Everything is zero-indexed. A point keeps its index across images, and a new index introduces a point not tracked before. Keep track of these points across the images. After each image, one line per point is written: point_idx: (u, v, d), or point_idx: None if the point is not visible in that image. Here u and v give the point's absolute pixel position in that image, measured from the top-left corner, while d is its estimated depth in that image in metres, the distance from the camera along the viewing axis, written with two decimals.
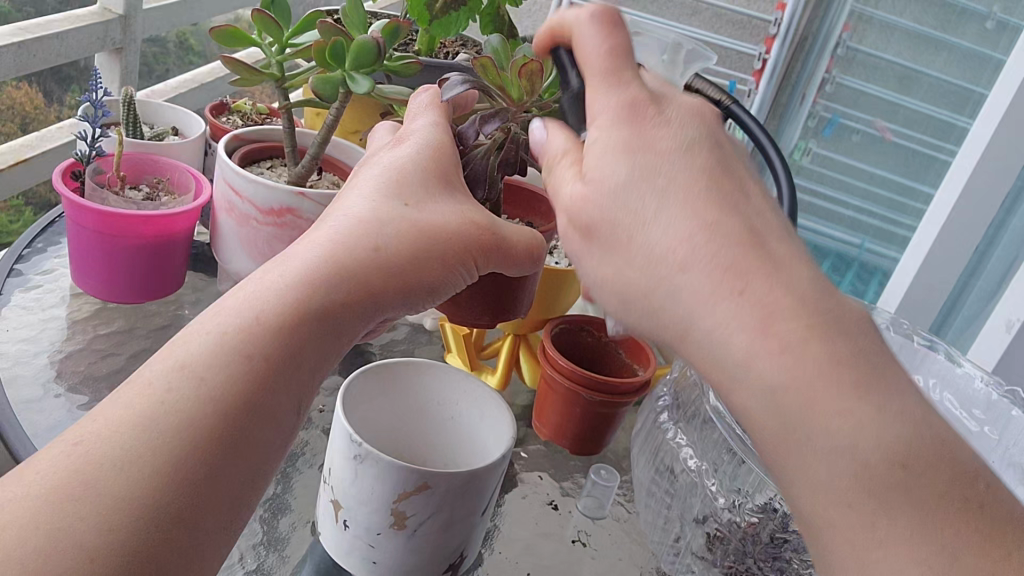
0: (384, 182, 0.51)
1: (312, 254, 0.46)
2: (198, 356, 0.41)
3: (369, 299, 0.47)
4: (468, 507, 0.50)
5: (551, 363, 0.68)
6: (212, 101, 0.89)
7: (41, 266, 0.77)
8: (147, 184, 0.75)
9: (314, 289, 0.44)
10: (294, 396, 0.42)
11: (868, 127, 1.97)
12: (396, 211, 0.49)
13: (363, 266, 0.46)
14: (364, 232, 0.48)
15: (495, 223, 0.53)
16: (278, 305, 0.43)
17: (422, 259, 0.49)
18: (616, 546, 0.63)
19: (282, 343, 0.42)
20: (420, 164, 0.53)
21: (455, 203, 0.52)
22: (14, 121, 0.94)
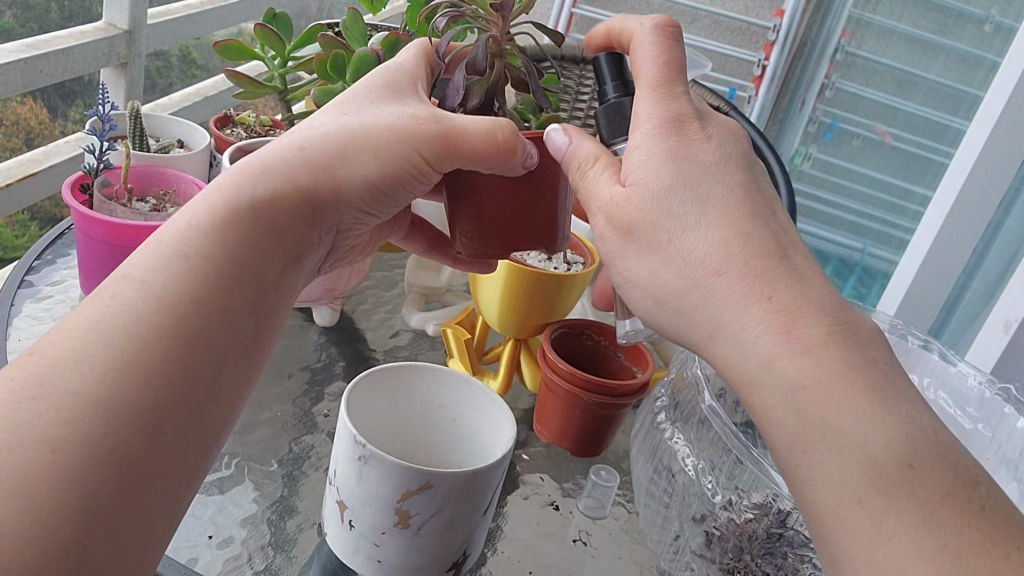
0: (334, 102, 0.53)
1: (248, 161, 0.50)
2: (147, 266, 0.43)
3: (300, 197, 0.49)
4: (470, 507, 0.52)
5: (551, 366, 0.69)
6: (216, 114, 0.91)
7: (50, 277, 0.78)
8: (154, 196, 0.77)
9: (237, 186, 0.47)
10: (238, 288, 0.44)
11: (868, 131, 1.99)
12: (334, 126, 0.51)
13: (287, 169, 0.49)
14: (297, 140, 0.50)
15: (441, 115, 0.51)
16: (202, 202, 0.47)
17: (350, 159, 0.51)
18: (615, 545, 0.65)
19: (214, 238, 0.45)
20: (371, 78, 0.53)
21: (395, 105, 0.52)
22: (19, 136, 0.96)
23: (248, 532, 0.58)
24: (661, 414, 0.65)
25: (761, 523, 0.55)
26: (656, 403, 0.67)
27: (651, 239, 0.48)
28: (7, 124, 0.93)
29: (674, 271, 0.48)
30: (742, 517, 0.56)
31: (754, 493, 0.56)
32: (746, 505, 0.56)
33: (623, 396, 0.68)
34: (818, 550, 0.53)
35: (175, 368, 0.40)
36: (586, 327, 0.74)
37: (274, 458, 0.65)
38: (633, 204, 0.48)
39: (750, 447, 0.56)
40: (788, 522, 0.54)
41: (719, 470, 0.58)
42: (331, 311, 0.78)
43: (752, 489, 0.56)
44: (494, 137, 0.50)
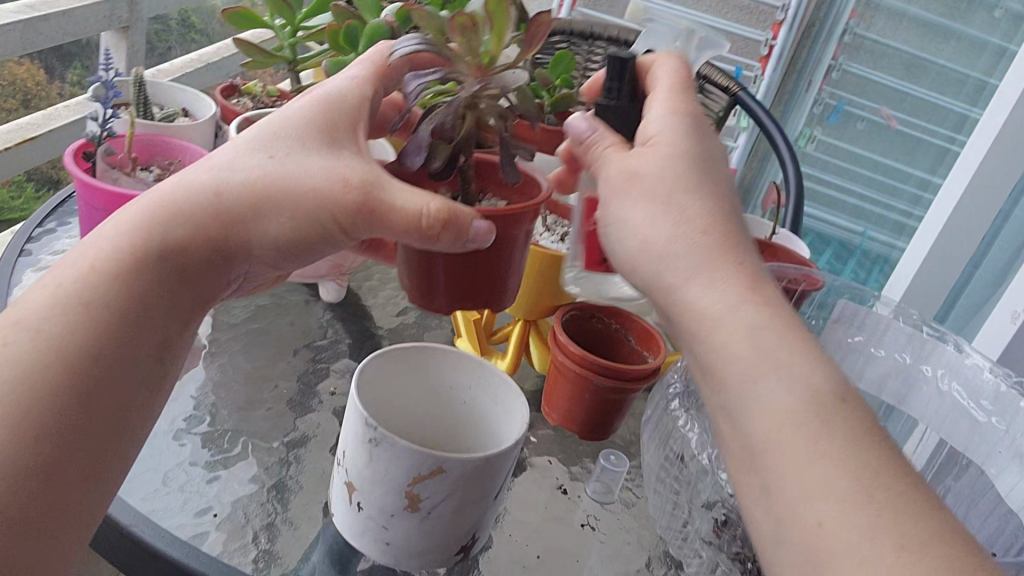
0: (260, 135, 0.51)
1: (159, 197, 0.49)
2: (38, 311, 0.44)
3: (213, 248, 0.49)
4: (482, 491, 0.51)
5: (563, 348, 0.68)
6: (223, 83, 0.89)
7: (52, 246, 0.77)
8: (159, 166, 0.76)
9: (149, 236, 0.47)
10: (144, 344, 0.46)
11: (873, 114, 1.95)
12: (252, 169, 0.49)
13: (202, 215, 0.48)
14: (215, 179, 0.49)
15: (368, 185, 0.49)
16: (110, 254, 0.46)
17: (266, 214, 0.49)
18: (623, 531, 0.64)
19: (115, 291, 0.45)
20: (301, 118, 0.52)
21: (327, 158, 0.50)
22: (16, 97, 0.94)
23: (254, 511, 0.57)
24: (674, 401, 0.64)
25: None
26: (669, 390, 0.65)
27: (649, 183, 0.50)
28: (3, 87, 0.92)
29: (671, 224, 0.49)
30: None
31: None
32: None
33: (633, 381, 0.67)
34: None
35: (67, 420, 0.42)
36: (597, 310, 0.73)
37: (281, 435, 0.64)
38: (648, 156, 0.51)
39: None
40: None
41: None
42: (337, 287, 0.77)
43: None
44: (422, 214, 0.48)
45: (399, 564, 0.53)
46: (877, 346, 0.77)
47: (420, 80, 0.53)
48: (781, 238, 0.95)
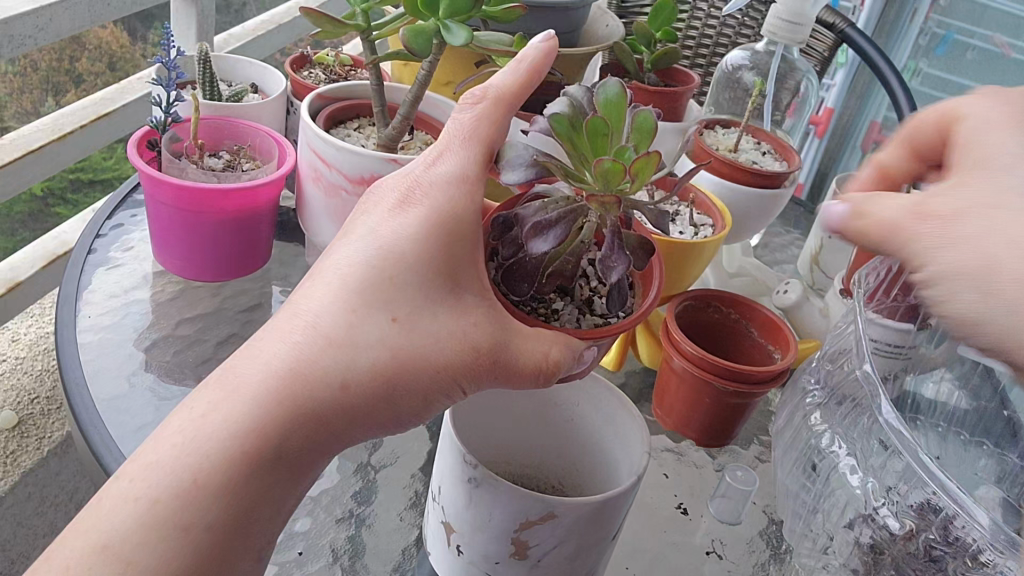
0: (370, 280, 0.41)
1: (269, 385, 0.39)
2: (126, 531, 0.36)
3: (324, 435, 0.40)
4: (600, 535, 0.44)
5: (677, 348, 0.59)
6: (293, 53, 0.82)
7: (122, 241, 0.72)
8: (228, 151, 0.70)
9: (261, 440, 0.38)
10: (251, 551, 0.39)
11: (986, 43, 1.54)
12: (376, 339, 0.40)
13: (322, 411, 0.39)
14: (332, 365, 0.39)
15: (497, 339, 0.42)
16: (213, 464, 0.38)
17: (395, 393, 0.41)
18: (755, 557, 0.56)
19: (225, 508, 0.38)
20: (420, 253, 0.41)
21: (452, 317, 0.41)
22: (102, 60, 0.99)
23: (343, 545, 0.52)
24: (817, 414, 0.56)
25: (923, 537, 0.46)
26: (808, 399, 0.58)
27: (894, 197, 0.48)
28: (89, 49, 0.96)
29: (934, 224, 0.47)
30: (901, 528, 0.47)
31: (915, 495, 0.47)
32: (908, 509, 0.47)
33: (761, 384, 0.57)
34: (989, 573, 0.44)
35: None
36: (714, 298, 0.63)
37: (369, 452, 0.58)
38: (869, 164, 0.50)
39: (925, 460, 0.45)
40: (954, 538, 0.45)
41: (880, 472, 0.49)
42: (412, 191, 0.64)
43: (911, 490, 0.47)
44: (548, 367, 0.43)
45: None
46: None
47: (548, 239, 0.43)
48: None
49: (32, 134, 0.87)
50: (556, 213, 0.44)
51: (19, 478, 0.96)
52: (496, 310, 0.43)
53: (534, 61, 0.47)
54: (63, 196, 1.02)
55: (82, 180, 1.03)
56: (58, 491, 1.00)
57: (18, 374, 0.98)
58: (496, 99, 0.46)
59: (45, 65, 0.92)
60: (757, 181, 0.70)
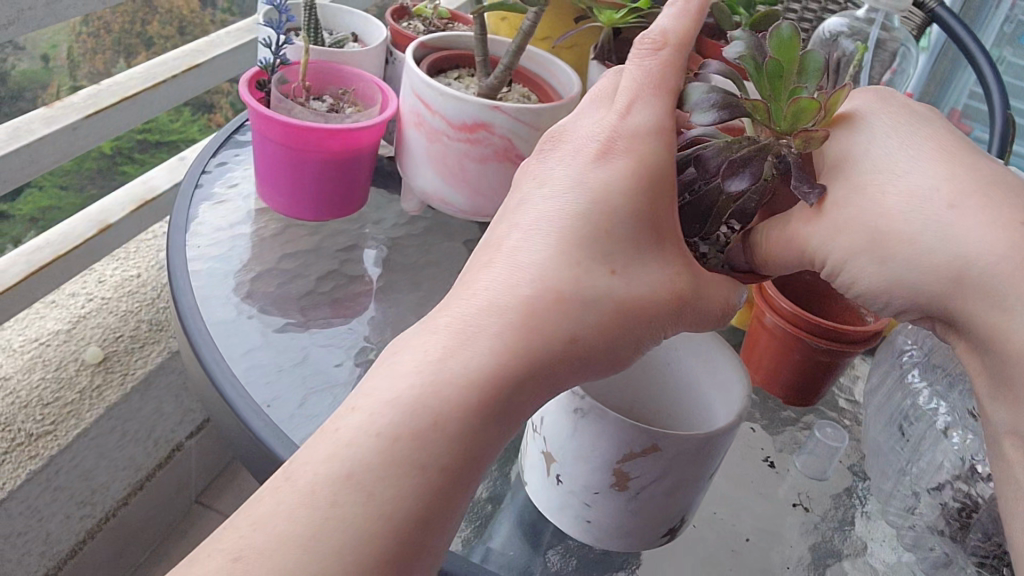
0: (590, 234, 0.42)
1: (502, 335, 0.39)
2: (363, 462, 0.36)
3: (552, 386, 0.41)
4: (700, 471, 0.45)
5: (770, 303, 0.59)
6: (392, 6, 0.84)
7: (225, 178, 0.75)
8: (331, 96, 0.72)
9: (504, 385, 0.38)
10: (472, 488, 0.38)
11: None
12: (602, 291, 0.41)
13: (555, 360, 0.40)
14: (567, 317, 0.40)
15: (699, 286, 0.44)
16: (451, 408, 0.38)
17: (619, 344, 0.42)
18: (840, 513, 0.57)
19: (458, 448, 0.37)
20: (636, 207, 0.43)
21: (660, 262, 0.43)
22: (173, 24, 0.98)
23: None
24: (912, 372, 0.56)
25: None
26: (902, 358, 0.58)
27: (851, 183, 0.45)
28: (160, 12, 0.95)
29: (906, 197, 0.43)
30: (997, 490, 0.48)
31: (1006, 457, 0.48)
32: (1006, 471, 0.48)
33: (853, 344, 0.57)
34: None
35: None
36: None
37: None
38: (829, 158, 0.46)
39: None
40: None
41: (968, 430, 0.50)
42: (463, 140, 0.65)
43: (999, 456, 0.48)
44: (733, 307, 0.47)
45: (600, 542, 0.48)
46: None
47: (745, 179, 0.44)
48: None
49: (124, 80, 0.90)
50: (747, 152, 0.45)
51: (105, 410, 0.96)
52: (693, 259, 0.45)
53: (701, 2, 0.48)
54: (129, 154, 1.02)
55: (149, 141, 1.04)
56: (138, 425, 1.03)
57: (104, 313, 1.02)
58: (677, 44, 0.47)
59: (118, 27, 0.91)
60: None
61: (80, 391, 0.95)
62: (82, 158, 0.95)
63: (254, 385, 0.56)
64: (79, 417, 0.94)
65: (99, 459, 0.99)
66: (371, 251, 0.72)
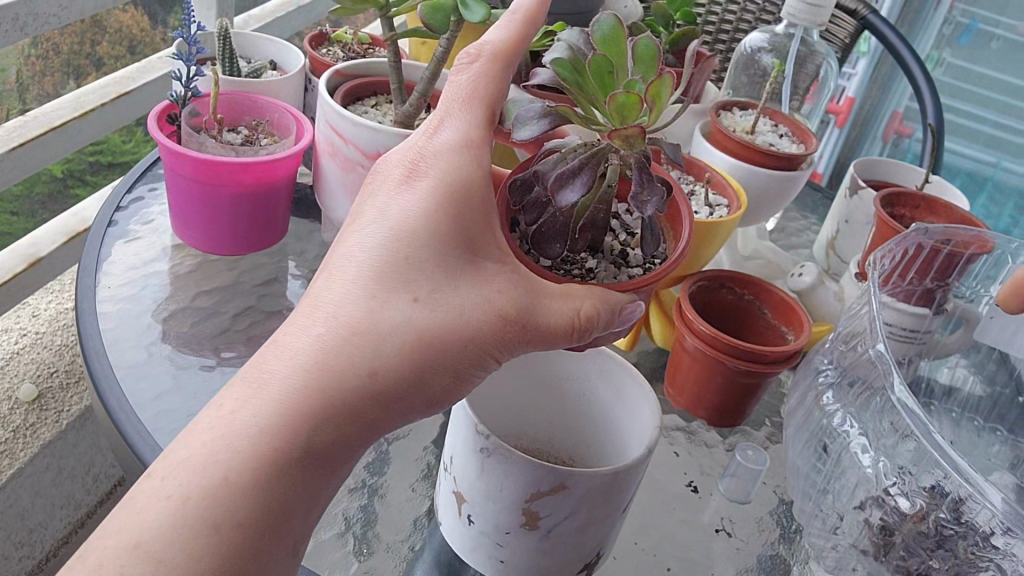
0: (386, 263, 0.42)
1: (297, 379, 0.39)
2: (160, 529, 0.36)
3: (358, 425, 0.40)
4: (609, 508, 0.44)
5: (689, 325, 0.59)
6: (312, 32, 0.83)
7: (141, 215, 0.73)
8: (246, 127, 0.70)
9: (292, 430, 0.38)
10: (286, 540, 0.38)
11: (1011, 32, 1.44)
12: (400, 321, 0.41)
13: (354, 398, 0.39)
14: (358, 352, 0.40)
15: (525, 304, 0.42)
16: (242, 460, 0.37)
17: (425, 374, 0.41)
18: (761, 537, 0.56)
19: (255, 503, 0.37)
20: (432, 229, 0.42)
21: (478, 284, 0.42)
22: (123, 43, 0.97)
23: (356, 514, 0.53)
24: (828, 394, 0.56)
25: (934, 516, 0.46)
26: (820, 378, 0.58)
27: None
28: (109, 32, 0.95)
29: None
30: (912, 506, 0.47)
31: (924, 475, 0.47)
32: (919, 488, 0.47)
33: (774, 364, 0.57)
34: (1000, 552, 0.43)
35: None
36: (727, 279, 0.63)
37: None
38: None
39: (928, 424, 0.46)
40: (964, 518, 0.45)
41: (884, 448, 0.50)
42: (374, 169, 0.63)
43: (921, 471, 0.47)
44: (579, 323, 0.43)
45: None
46: None
47: (574, 187, 0.44)
48: (935, 187, 0.82)
49: (55, 110, 0.88)
50: (577, 161, 0.45)
51: (39, 449, 0.93)
52: (518, 273, 0.43)
53: (528, 12, 0.47)
54: (81, 176, 1.00)
55: (100, 162, 1.02)
56: (74, 462, 1.00)
57: (38, 349, 0.98)
58: (491, 57, 0.45)
59: (67, 48, 0.90)
60: (777, 163, 0.71)
61: (12, 430, 0.92)
62: (32, 182, 0.94)
63: (163, 432, 0.55)
64: (13, 458, 0.91)
65: (34, 499, 0.95)
66: (293, 283, 0.71)
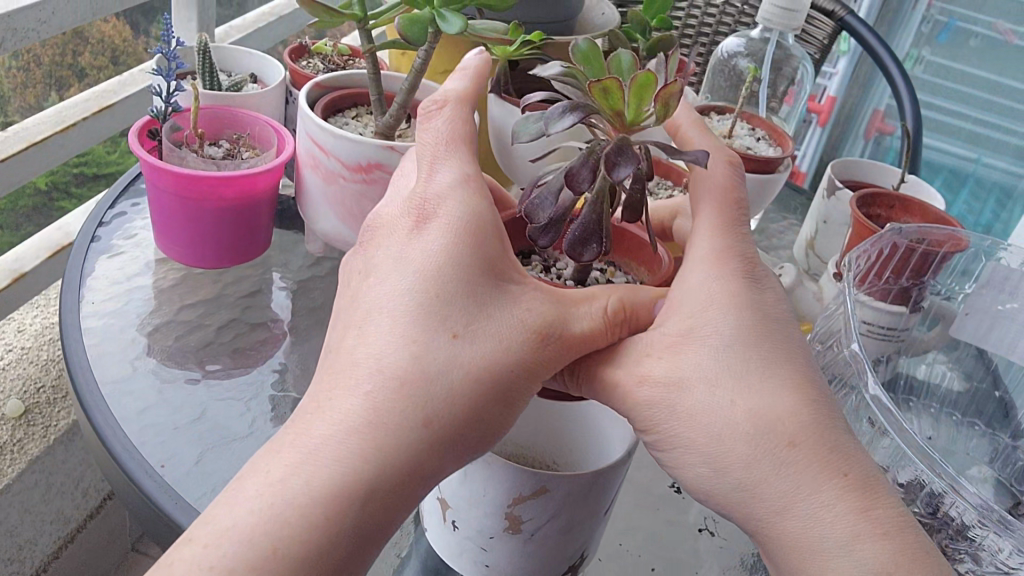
0: (422, 308, 0.42)
1: (352, 442, 0.38)
2: None
3: (414, 482, 0.39)
4: (590, 510, 0.45)
5: None
6: (292, 44, 0.83)
7: (124, 229, 0.73)
8: (227, 140, 0.71)
9: (350, 496, 0.38)
10: None
11: (987, 30, 1.45)
12: (445, 360, 0.40)
13: (410, 452, 0.39)
14: (409, 401, 0.39)
15: (558, 321, 0.43)
16: (298, 531, 0.37)
17: (479, 418, 0.41)
18: (744, 535, 0.57)
19: (310, 572, 0.37)
20: (462, 269, 0.42)
21: (510, 310, 0.42)
22: (105, 55, 0.98)
23: None
24: None
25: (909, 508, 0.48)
26: None
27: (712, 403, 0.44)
28: (91, 43, 0.95)
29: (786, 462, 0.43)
30: None
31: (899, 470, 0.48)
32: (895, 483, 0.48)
33: None
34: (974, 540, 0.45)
35: None
36: None
37: None
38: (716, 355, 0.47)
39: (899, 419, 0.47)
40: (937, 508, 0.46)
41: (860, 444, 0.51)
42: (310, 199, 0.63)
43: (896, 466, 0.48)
44: (609, 327, 0.44)
45: None
46: (1004, 300, 0.67)
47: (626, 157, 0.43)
48: (911, 186, 0.83)
49: (37, 124, 0.88)
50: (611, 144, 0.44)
51: (28, 464, 0.93)
52: (546, 296, 0.44)
53: (478, 69, 0.51)
54: (66, 189, 1.00)
55: (85, 174, 1.02)
56: (63, 478, 1.00)
57: (25, 363, 0.97)
58: (457, 101, 0.49)
59: (49, 61, 0.91)
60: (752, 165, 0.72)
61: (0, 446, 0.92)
62: (16, 197, 0.94)
63: (148, 446, 0.55)
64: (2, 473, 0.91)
65: (24, 515, 0.95)
66: (277, 294, 0.72)
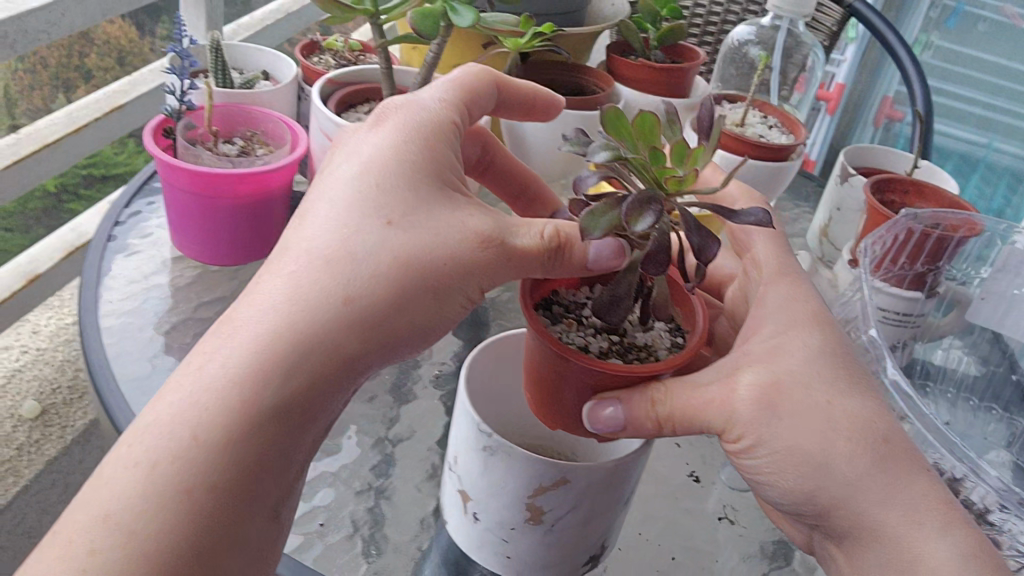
0: (358, 196, 0.43)
1: (272, 318, 0.39)
2: (127, 501, 0.36)
3: (334, 367, 0.40)
4: (610, 501, 0.45)
5: None
6: (303, 40, 0.83)
7: (139, 229, 0.73)
8: (241, 137, 0.71)
9: (266, 371, 0.38)
10: (262, 506, 0.39)
11: (997, 14, 1.43)
12: (372, 239, 0.41)
13: (328, 327, 0.39)
14: (332, 282, 0.40)
15: (501, 229, 0.43)
16: (213, 413, 0.37)
17: (401, 306, 0.41)
18: (764, 523, 0.57)
19: (222, 464, 0.37)
20: (404, 163, 0.44)
21: (450, 213, 0.43)
22: (111, 56, 0.98)
23: (364, 516, 0.54)
24: None
25: None
26: None
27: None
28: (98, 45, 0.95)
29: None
30: None
31: None
32: None
33: None
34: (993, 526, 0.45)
35: None
36: None
37: (386, 428, 0.60)
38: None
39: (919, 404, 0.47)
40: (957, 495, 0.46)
41: None
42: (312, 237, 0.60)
43: None
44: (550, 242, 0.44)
45: None
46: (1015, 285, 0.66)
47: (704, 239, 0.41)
48: (924, 172, 0.83)
49: (48, 126, 0.88)
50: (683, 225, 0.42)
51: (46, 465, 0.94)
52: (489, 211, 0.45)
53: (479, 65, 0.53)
54: (76, 192, 1.01)
55: (94, 176, 1.02)
56: None
57: (40, 365, 0.98)
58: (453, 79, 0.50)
59: (58, 64, 0.91)
60: (765, 154, 0.71)
61: (19, 448, 0.93)
62: (26, 200, 0.94)
63: None
64: (20, 474, 0.92)
65: None
66: None
